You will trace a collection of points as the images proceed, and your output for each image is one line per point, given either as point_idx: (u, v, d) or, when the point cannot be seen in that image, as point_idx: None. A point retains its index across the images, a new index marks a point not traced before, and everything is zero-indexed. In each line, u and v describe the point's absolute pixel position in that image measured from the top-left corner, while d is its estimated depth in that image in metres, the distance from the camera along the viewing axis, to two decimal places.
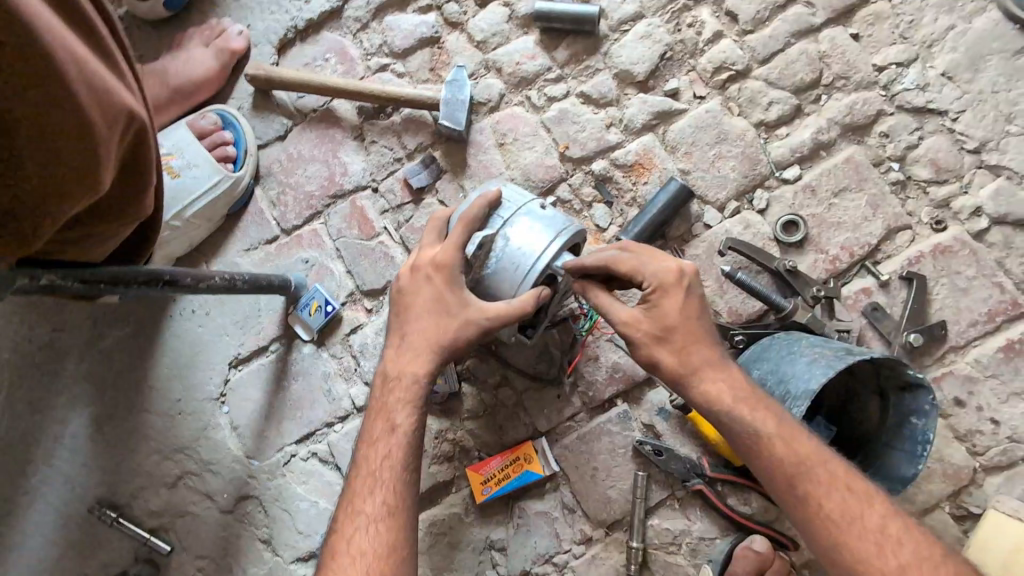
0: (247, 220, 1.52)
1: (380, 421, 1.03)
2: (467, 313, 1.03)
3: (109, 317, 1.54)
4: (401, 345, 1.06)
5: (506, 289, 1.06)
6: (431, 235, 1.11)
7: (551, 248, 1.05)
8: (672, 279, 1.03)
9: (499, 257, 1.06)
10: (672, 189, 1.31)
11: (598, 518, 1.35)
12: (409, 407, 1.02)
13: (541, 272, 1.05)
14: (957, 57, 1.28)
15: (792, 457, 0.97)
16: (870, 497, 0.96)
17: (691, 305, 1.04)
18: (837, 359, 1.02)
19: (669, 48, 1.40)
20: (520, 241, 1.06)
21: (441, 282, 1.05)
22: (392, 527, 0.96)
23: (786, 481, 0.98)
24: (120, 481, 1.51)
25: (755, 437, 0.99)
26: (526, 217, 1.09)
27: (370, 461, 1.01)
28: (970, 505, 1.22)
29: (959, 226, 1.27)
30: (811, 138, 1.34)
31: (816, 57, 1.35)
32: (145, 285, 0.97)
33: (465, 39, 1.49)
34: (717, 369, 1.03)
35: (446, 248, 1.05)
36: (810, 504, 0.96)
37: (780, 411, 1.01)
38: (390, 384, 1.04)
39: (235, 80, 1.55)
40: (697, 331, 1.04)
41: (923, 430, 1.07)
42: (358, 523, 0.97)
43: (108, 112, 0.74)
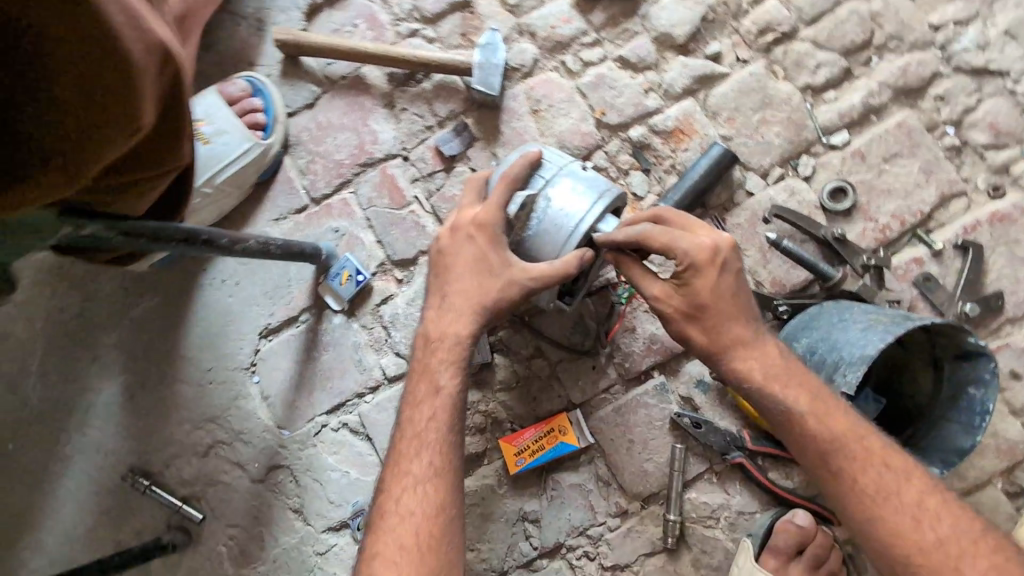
0: (276, 190, 1.50)
1: (423, 383, 1.02)
2: (510, 273, 1.01)
3: (139, 287, 1.54)
4: (441, 305, 1.04)
5: (548, 251, 1.05)
6: (470, 196, 1.09)
7: (593, 211, 1.03)
8: (706, 257, 0.96)
9: (541, 218, 1.04)
10: (715, 155, 1.26)
11: (634, 491, 1.32)
12: (452, 367, 1.01)
13: (584, 234, 1.02)
14: (1020, 15, 1.23)
15: (825, 433, 0.95)
16: (908, 472, 0.92)
17: (727, 282, 0.98)
18: (893, 325, 0.99)
19: (711, 9, 1.35)
20: (562, 202, 1.04)
21: (483, 241, 1.02)
22: (439, 487, 0.97)
23: (818, 456, 0.95)
24: (152, 449, 1.52)
25: (785, 413, 0.97)
26: (567, 178, 1.06)
27: (415, 423, 1.00)
28: (1022, 481, 1.18)
29: (1016, 193, 1.21)
30: (861, 101, 1.28)
31: (867, 17, 1.29)
32: (184, 243, 0.96)
33: (498, 3, 1.45)
34: (750, 344, 0.99)
35: (487, 208, 1.03)
36: (842, 479, 0.94)
37: (813, 385, 0.98)
38: (432, 347, 1.03)
39: (263, 47, 1.53)
40: (732, 308, 0.98)
41: (982, 400, 1.03)
42: (406, 483, 0.97)
43: (139, 41, 0.73)
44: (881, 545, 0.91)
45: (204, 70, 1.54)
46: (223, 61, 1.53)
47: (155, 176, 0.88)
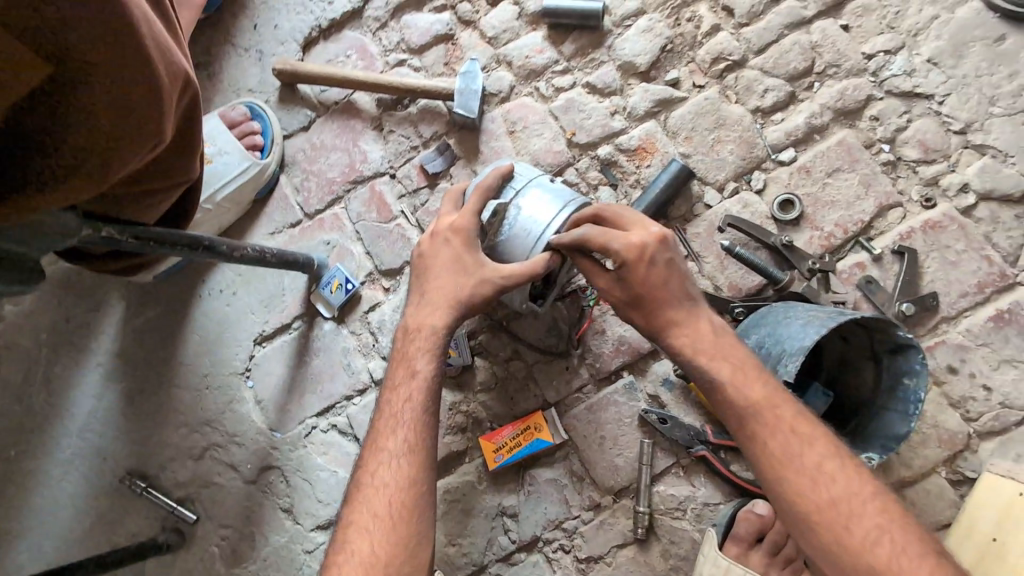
0: (274, 206, 1.62)
1: (402, 368, 1.12)
2: (482, 272, 1.11)
3: (141, 297, 1.63)
4: (421, 300, 1.14)
5: (518, 254, 1.15)
6: (449, 205, 1.20)
7: (559, 217, 1.14)
8: (636, 252, 1.07)
9: (512, 224, 1.16)
10: (673, 170, 1.39)
11: (605, 485, 1.40)
12: (428, 354, 1.11)
13: (551, 238, 1.13)
14: (943, 44, 1.36)
15: (743, 399, 1.03)
16: (814, 439, 0.98)
17: (659, 273, 1.08)
18: (828, 320, 1.09)
19: (670, 41, 1.49)
20: (530, 210, 1.15)
21: (459, 244, 1.13)
22: (413, 463, 1.05)
23: (737, 421, 1.03)
24: (150, 452, 1.59)
25: (709, 382, 1.05)
26: (536, 189, 1.18)
27: (393, 405, 1.10)
28: (964, 469, 1.27)
29: (947, 202, 1.33)
30: (804, 122, 1.41)
31: (808, 47, 1.43)
32: (186, 248, 1.10)
33: (478, 35, 1.59)
34: (681, 322, 1.09)
35: (463, 215, 1.15)
36: (756, 442, 1.01)
37: (737, 358, 1.06)
38: (411, 336, 1.13)
39: (263, 76, 1.66)
40: (665, 295, 1.08)
41: (915, 389, 1.12)
42: (382, 458, 1.06)
43: (175, 76, 0.89)
44: (788, 503, 0.98)
45: (209, 98, 1.67)
46: (227, 90, 1.67)
47: (166, 188, 1.06)
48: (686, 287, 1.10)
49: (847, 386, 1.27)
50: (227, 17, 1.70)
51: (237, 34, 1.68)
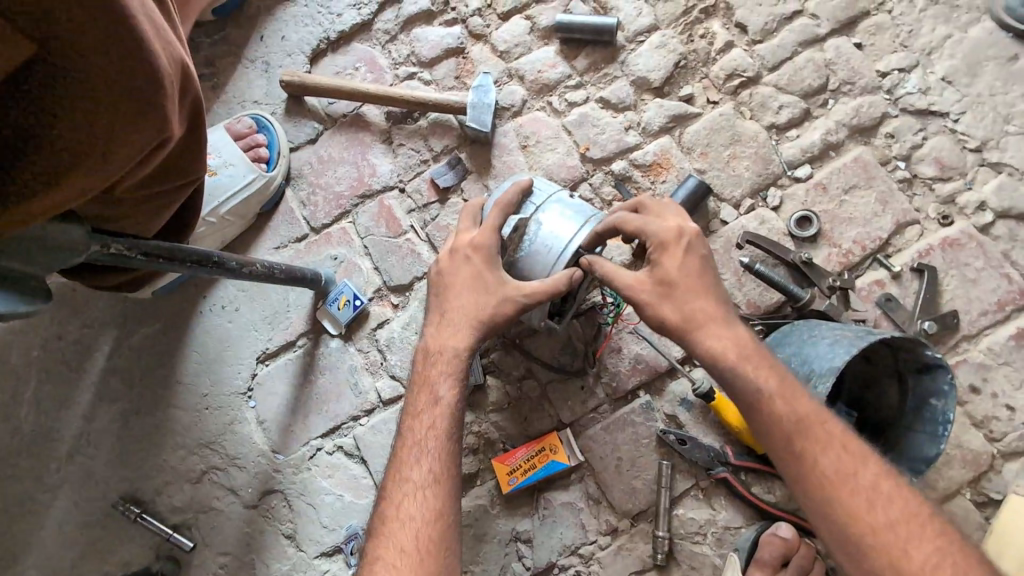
0: (278, 219, 1.57)
1: (423, 394, 1.08)
2: (503, 291, 1.08)
3: (139, 313, 1.58)
4: (441, 321, 1.11)
5: (539, 270, 1.13)
6: (467, 220, 1.17)
7: (580, 233, 1.12)
8: (672, 238, 1.06)
9: (532, 240, 1.14)
10: (691, 187, 1.37)
11: (623, 508, 1.36)
12: (450, 379, 1.07)
13: (572, 254, 1.12)
14: (956, 63, 1.36)
15: (790, 414, 1.00)
16: (865, 456, 0.97)
17: (693, 263, 1.06)
18: (858, 339, 1.07)
19: (683, 57, 1.48)
20: (551, 226, 1.14)
21: (479, 262, 1.10)
22: (438, 495, 1.01)
23: (784, 437, 0.99)
24: (145, 476, 1.52)
25: (756, 392, 1.01)
26: (556, 205, 1.16)
27: (415, 433, 1.06)
28: (989, 491, 1.25)
29: (965, 220, 1.33)
30: (820, 139, 1.41)
31: (822, 64, 1.43)
32: (196, 264, 1.07)
33: (489, 49, 1.58)
34: (724, 329, 1.04)
35: (484, 231, 1.12)
36: (805, 459, 0.98)
37: (781, 370, 1.03)
38: (431, 359, 1.09)
39: (269, 88, 1.63)
40: (703, 288, 1.05)
41: (943, 410, 1.10)
42: (405, 490, 1.02)
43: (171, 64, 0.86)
44: (835, 524, 0.95)
45: (212, 110, 1.64)
46: (231, 101, 1.64)
47: (172, 189, 1.02)
48: (721, 289, 1.08)
49: (870, 406, 1.25)
50: (233, 27, 1.67)
51: (242, 45, 1.65)
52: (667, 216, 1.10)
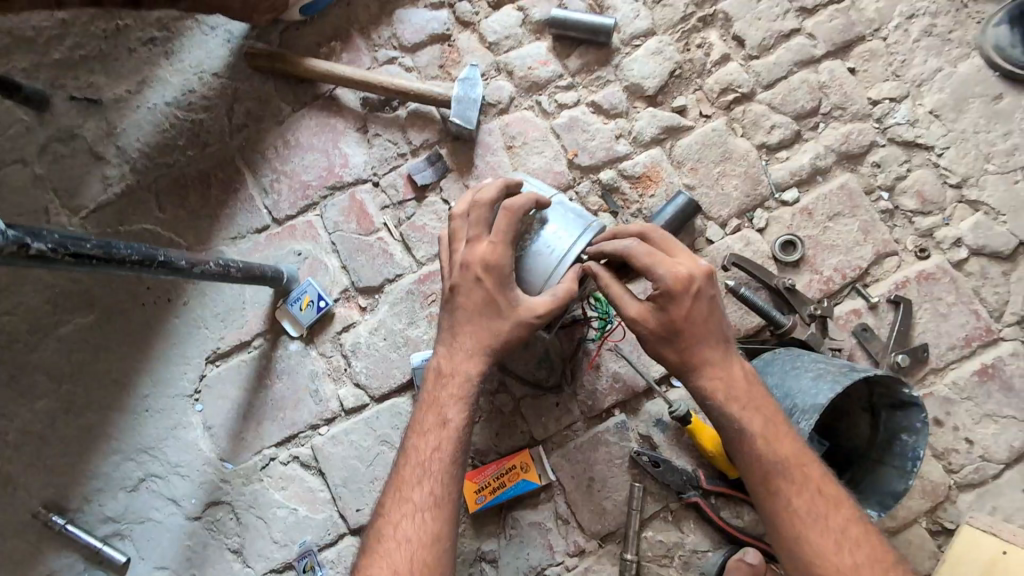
0: (236, 206, 1.44)
1: (431, 415, 1.07)
2: (518, 313, 1.05)
3: (70, 302, 1.41)
4: (453, 342, 1.09)
5: (546, 277, 1.08)
6: (475, 227, 1.08)
7: (587, 238, 1.09)
8: (683, 284, 1.01)
9: (539, 245, 1.09)
10: (680, 204, 1.32)
11: (592, 529, 1.33)
12: (460, 403, 1.07)
13: (580, 258, 1.09)
14: (944, 97, 1.37)
15: (775, 453, 1.00)
16: (838, 501, 0.98)
17: (698, 310, 1.02)
18: (841, 375, 1.06)
19: (679, 66, 1.43)
20: (556, 230, 1.09)
21: (492, 283, 1.05)
22: (437, 518, 1.00)
23: (764, 476, 1.00)
24: (73, 482, 1.37)
25: (741, 432, 1.01)
26: (560, 208, 1.12)
27: (420, 452, 1.05)
28: (943, 520, 1.29)
29: (940, 255, 1.35)
30: (809, 163, 1.39)
31: (816, 87, 1.41)
32: (139, 265, 0.98)
33: (477, 39, 1.47)
34: (718, 369, 1.03)
35: (497, 247, 1.05)
36: (780, 497, 0.99)
37: (769, 407, 1.03)
38: (443, 380, 1.08)
39: (230, 58, 1.47)
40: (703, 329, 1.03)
41: (913, 446, 1.12)
42: (404, 510, 1.01)
43: None
44: (803, 563, 0.96)
45: (164, 78, 1.46)
46: (186, 70, 1.47)
47: None
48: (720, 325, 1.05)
49: (842, 437, 1.26)
50: None
51: None
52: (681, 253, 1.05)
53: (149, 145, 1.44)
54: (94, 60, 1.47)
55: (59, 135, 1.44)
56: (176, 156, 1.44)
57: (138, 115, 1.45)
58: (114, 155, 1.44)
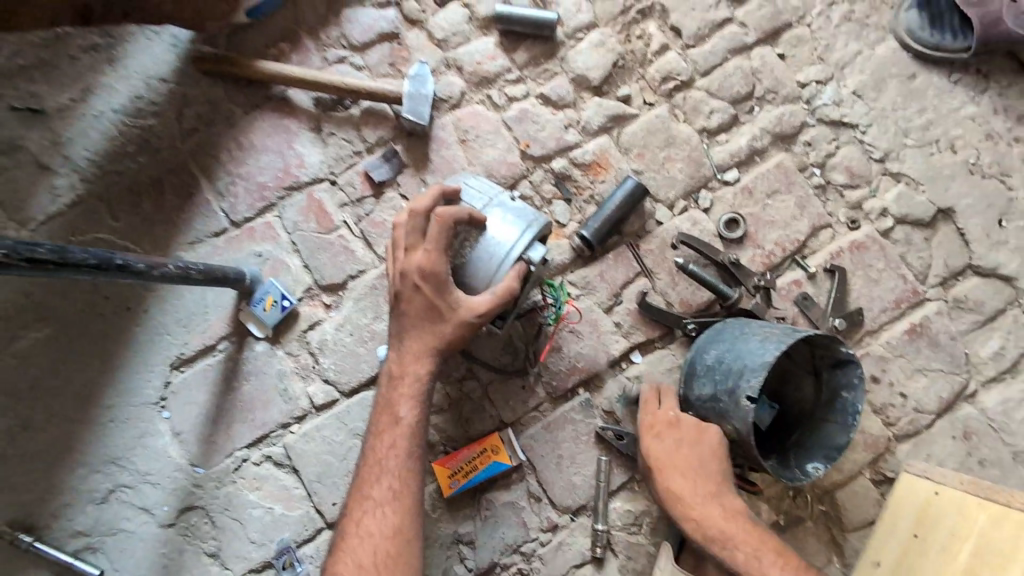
0: (193, 211, 1.44)
1: (385, 415, 1.15)
2: (458, 315, 1.12)
3: (24, 316, 1.38)
4: (401, 348, 1.16)
5: (481, 278, 1.15)
6: (412, 236, 1.14)
7: (523, 238, 1.14)
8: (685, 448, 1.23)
9: (477, 248, 1.15)
10: (628, 188, 1.39)
11: (563, 504, 1.39)
12: (412, 402, 1.15)
13: (515, 258, 1.13)
14: (865, 78, 1.47)
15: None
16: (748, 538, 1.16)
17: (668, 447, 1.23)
18: (784, 336, 1.15)
19: (622, 57, 1.49)
20: (493, 232, 1.15)
21: (429, 290, 1.12)
22: (398, 510, 1.09)
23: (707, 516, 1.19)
24: (38, 499, 1.35)
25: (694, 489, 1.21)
26: (498, 209, 1.18)
27: (377, 452, 1.13)
28: (885, 470, 1.40)
29: (870, 225, 1.45)
30: (747, 144, 1.48)
31: (749, 73, 1.49)
32: (95, 269, 0.98)
33: (426, 36, 1.51)
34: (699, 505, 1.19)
35: (431, 255, 1.11)
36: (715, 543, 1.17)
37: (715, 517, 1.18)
38: (394, 382, 1.15)
39: (176, 62, 1.46)
40: (700, 476, 1.20)
41: (853, 402, 1.22)
42: (366, 507, 1.10)
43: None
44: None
45: (109, 85, 1.44)
46: (132, 76, 1.45)
47: None
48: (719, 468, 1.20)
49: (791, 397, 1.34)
50: None
51: None
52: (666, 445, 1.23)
53: (98, 154, 1.42)
54: (34, 69, 1.44)
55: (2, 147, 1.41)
56: (127, 163, 1.43)
57: (85, 123, 1.43)
58: (61, 165, 1.42)
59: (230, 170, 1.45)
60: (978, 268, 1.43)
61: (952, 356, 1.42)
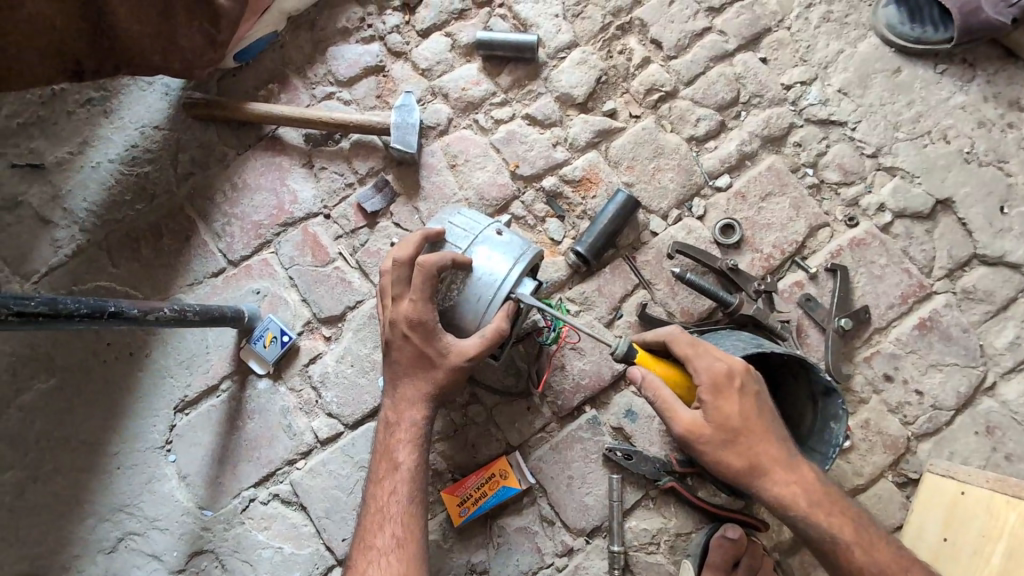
0: (191, 253, 1.46)
1: (385, 462, 1.14)
2: (448, 361, 1.11)
3: (30, 368, 1.39)
4: (395, 396, 1.16)
5: (470, 321, 1.13)
6: (398, 285, 1.13)
7: (510, 276, 1.12)
8: (725, 379, 1.05)
9: (464, 289, 1.13)
10: (620, 201, 1.39)
11: (577, 527, 1.35)
12: (410, 446, 1.13)
13: (503, 299, 1.12)
14: (849, 76, 1.47)
15: (845, 544, 1.05)
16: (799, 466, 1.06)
17: (743, 406, 1.05)
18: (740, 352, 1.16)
19: (604, 73, 1.51)
20: (480, 272, 1.13)
21: (418, 339, 1.11)
22: (403, 557, 1.07)
23: (760, 461, 1.05)
24: (49, 552, 1.34)
25: (747, 429, 1.05)
26: (483, 246, 1.15)
27: (378, 499, 1.12)
28: (907, 471, 1.35)
29: (868, 221, 1.43)
30: (736, 149, 1.47)
31: (732, 79, 1.50)
32: (89, 318, 0.99)
33: (411, 67, 1.53)
34: (786, 469, 1.05)
35: (418, 304, 1.10)
36: (769, 482, 1.05)
37: (805, 481, 1.06)
38: (391, 428, 1.15)
39: (169, 110, 1.50)
40: (750, 414, 1.05)
41: (836, 433, 1.18)
42: (371, 557, 1.08)
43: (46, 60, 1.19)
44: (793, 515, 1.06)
45: (106, 137, 1.48)
46: (127, 126, 1.49)
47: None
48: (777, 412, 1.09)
49: (790, 413, 1.30)
50: None
51: None
52: (730, 394, 1.04)
53: (97, 204, 1.45)
54: (33, 127, 1.48)
55: (4, 204, 1.44)
56: (125, 211, 1.45)
57: (83, 175, 1.46)
58: (62, 218, 1.45)
59: (226, 210, 1.47)
60: (984, 258, 1.40)
61: (967, 349, 1.38)
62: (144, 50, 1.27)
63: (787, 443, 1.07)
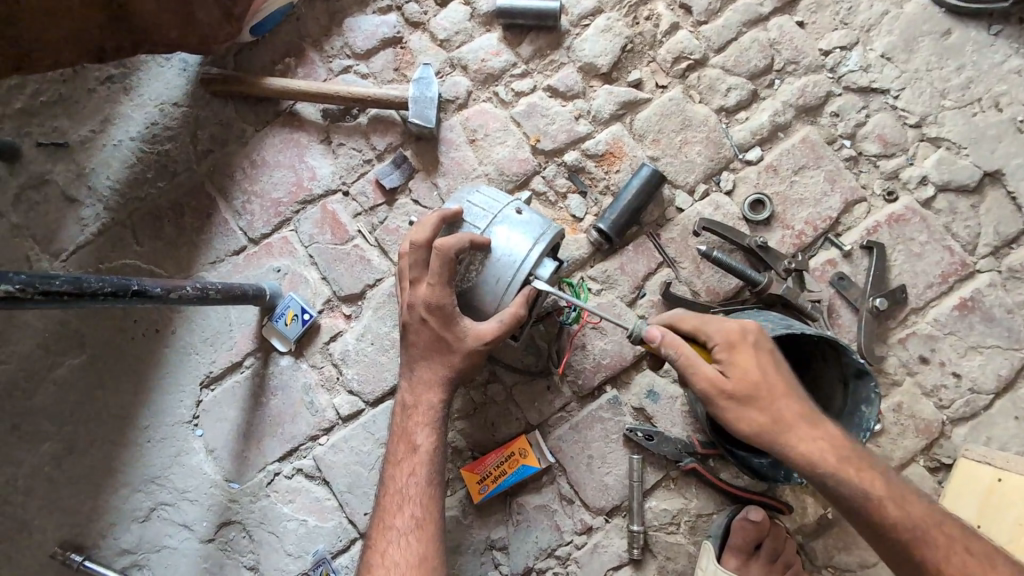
0: (212, 231, 1.46)
1: (403, 444, 1.15)
2: (466, 345, 1.10)
3: (62, 343, 1.43)
4: (413, 379, 1.15)
5: (489, 303, 1.11)
6: (415, 268, 1.12)
7: (530, 256, 1.09)
8: (739, 336, 1.02)
9: (483, 271, 1.11)
10: (644, 175, 1.34)
11: (597, 506, 1.35)
12: (427, 429, 1.13)
13: (522, 282, 1.09)
14: (894, 40, 1.38)
15: (878, 499, 0.98)
16: (822, 422, 1.02)
17: (761, 359, 1.01)
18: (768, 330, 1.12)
19: (630, 40, 1.44)
20: (500, 252, 1.10)
21: (436, 323, 1.10)
22: (422, 538, 1.08)
23: (781, 420, 1.00)
24: (85, 520, 1.40)
25: (768, 386, 1.00)
26: (502, 226, 1.12)
27: (396, 481, 1.13)
28: (940, 456, 1.30)
29: (908, 196, 1.36)
30: (769, 120, 1.40)
31: (767, 45, 1.41)
32: (113, 296, 1.00)
33: (428, 38, 1.49)
34: (809, 424, 1.01)
35: (435, 288, 1.08)
36: (793, 440, 1.00)
37: (830, 436, 1.01)
38: (408, 413, 1.15)
39: (186, 85, 1.49)
40: (768, 372, 1.01)
41: (869, 417, 1.13)
42: (391, 537, 1.09)
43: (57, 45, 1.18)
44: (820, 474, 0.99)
45: (125, 114, 1.48)
46: (146, 103, 1.48)
47: None
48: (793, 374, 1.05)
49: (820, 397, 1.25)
50: None
51: None
52: (746, 353, 1.01)
53: (120, 182, 1.46)
54: (56, 105, 1.48)
55: (30, 182, 1.46)
56: (147, 189, 1.46)
57: (106, 153, 1.47)
58: (87, 195, 1.46)
59: (245, 187, 1.47)
60: None
61: (1010, 331, 1.31)
62: (159, 26, 1.25)
63: (806, 400, 1.03)
